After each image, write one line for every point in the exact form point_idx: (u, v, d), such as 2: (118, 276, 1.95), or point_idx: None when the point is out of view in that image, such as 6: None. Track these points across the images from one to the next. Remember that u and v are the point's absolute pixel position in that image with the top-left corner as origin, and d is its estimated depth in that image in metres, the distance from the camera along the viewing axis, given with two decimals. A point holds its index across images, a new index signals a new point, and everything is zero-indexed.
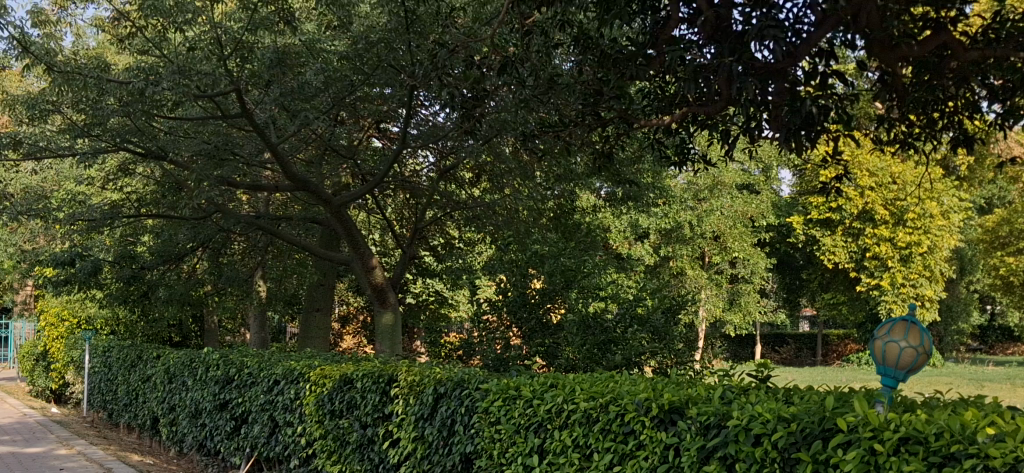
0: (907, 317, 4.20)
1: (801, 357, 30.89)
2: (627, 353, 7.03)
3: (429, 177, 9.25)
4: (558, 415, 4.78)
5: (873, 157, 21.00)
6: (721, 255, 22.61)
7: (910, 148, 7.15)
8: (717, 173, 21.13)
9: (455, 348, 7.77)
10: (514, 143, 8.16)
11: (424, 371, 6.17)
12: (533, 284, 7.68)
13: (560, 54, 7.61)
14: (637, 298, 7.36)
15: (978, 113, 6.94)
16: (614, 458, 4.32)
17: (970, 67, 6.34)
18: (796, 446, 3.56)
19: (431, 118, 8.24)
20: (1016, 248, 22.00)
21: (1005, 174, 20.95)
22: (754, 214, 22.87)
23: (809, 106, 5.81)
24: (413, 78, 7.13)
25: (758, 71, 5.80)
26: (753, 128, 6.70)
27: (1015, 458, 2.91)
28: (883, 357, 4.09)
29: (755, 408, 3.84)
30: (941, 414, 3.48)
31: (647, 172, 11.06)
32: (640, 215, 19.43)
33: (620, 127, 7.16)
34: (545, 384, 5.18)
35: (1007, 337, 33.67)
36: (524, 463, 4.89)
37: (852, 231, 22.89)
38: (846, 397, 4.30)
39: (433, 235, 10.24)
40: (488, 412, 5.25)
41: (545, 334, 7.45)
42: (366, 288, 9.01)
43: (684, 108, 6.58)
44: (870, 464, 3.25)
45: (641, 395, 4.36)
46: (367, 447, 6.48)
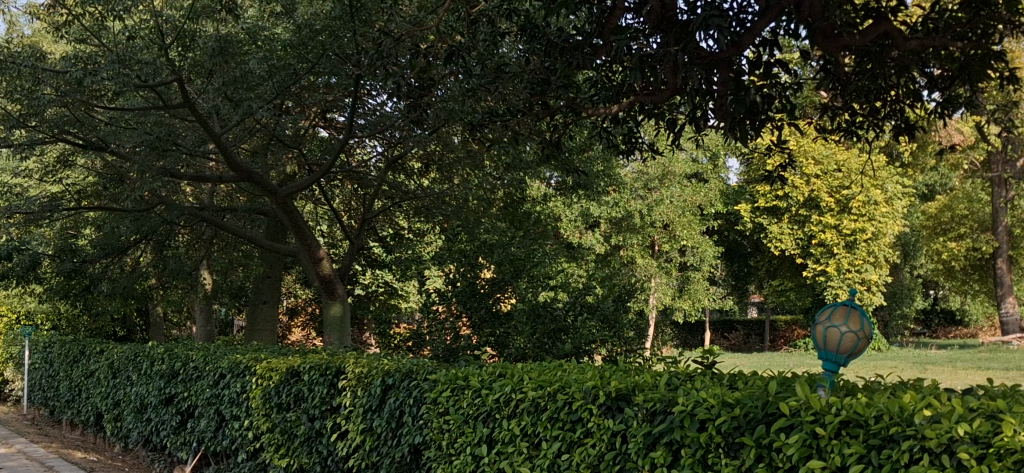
0: (847, 302, 4.26)
1: (749, 344, 31.31)
2: (577, 342, 7.03)
3: (377, 168, 9.18)
4: (505, 404, 4.78)
5: (818, 145, 21.61)
6: (670, 243, 22.79)
7: (854, 136, 7.26)
8: (666, 163, 21.31)
9: (404, 340, 7.70)
10: (463, 133, 8.12)
11: (372, 362, 6.14)
12: (482, 274, 7.66)
13: (508, 42, 7.59)
14: (586, 286, 7.39)
15: (920, 102, 7.03)
16: (563, 446, 4.34)
17: (910, 57, 6.43)
18: (740, 431, 3.60)
19: (379, 108, 8.15)
20: (956, 233, 22.66)
21: (947, 160, 21.36)
22: (702, 202, 23.09)
23: (753, 94, 5.86)
24: (359, 67, 7.06)
25: (703, 60, 5.85)
26: (699, 117, 6.76)
27: (949, 438, 2.97)
28: (825, 342, 4.15)
29: (700, 394, 3.88)
30: (881, 397, 3.54)
31: (596, 161, 11.08)
32: (590, 203, 19.48)
33: (568, 117, 7.16)
34: (494, 373, 5.18)
35: (949, 321, 34.35)
36: (473, 454, 4.88)
37: (798, 218, 23.22)
38: (789, 382, 4.36)
39: (382, 226, 10.16)
40: (437, 403, 5.25)
41: (494, 323, 7.45)
42: (314, 280, 8.92)
43: (631, 97, 6.60)
44: (812, 447, 3.31)
45: (589, 383, 4.38)
46: (316, 440, 6.44)
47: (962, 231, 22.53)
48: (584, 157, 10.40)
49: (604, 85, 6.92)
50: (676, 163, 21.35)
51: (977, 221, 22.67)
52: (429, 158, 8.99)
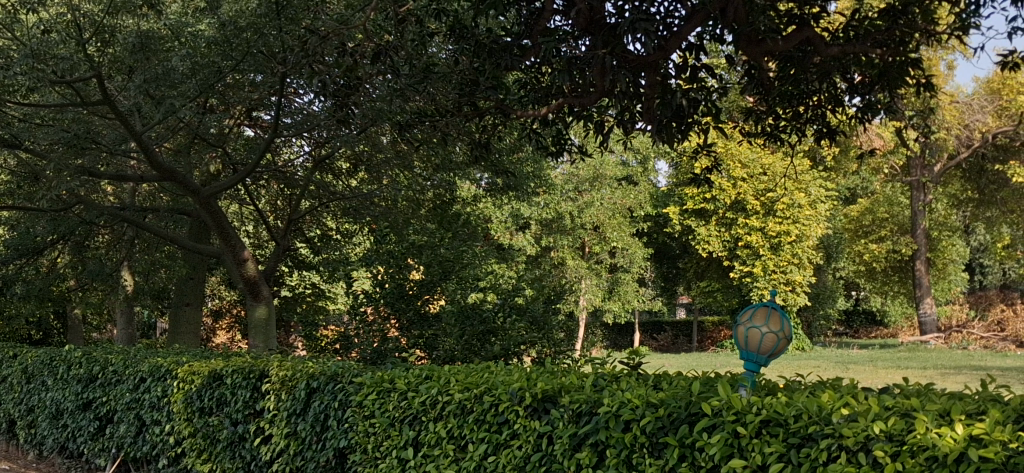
0: (768, 303, 4.33)
1: (678, 344, 31.73)
2: (506, 343, 7.03)
3: (304, 167, 9.05)
4: (432, 407, 4.75)
5: (745, 149, 22.22)
6: (601, 244, 22.93)
7: (777, 140, 7.40)
8: (596, 165, 21.47)
9: (332, 342, 7.61)
10: (391, 133, 8.06)
11: (297, 365, 6.05)
12: (411, 275, 7.61)
13: (438, 42, 7.55)
14: (516, 288, 7.40)
15: (841, 107, 7.16)
16: (489, 448, 4.32)
17: (832, 64, 6.56)
18: (664, 431, 3.63)
19: (306, 107, 8.03)
20: (877, 236, 23.70)
21: (867, 164, 21.96)
22: (631, 205, 23.33)
23: (679, 98, 5.92)
24: (285, 65, 6.96)
25: (631, 63, 5.88)
26: (627, 120, 6.79)
27: (866, 436, 3.03)
28: (746, 343, 4.20)
29: (625, 395, 3.89)
30: (800, 396, 3.60)
31: (525, 163, 11.10)
32: (521, 205, 19.47)
33: (497, 118, 7.15)
34: (420, 376, 5.14)
35: (870, 322, 35.30)
36: (399, 457, 4.84)
37: (725, 221, 23.59)
38: (711, 382, 4.41)
39: (310, 227, 10.03)
40: (362, 407, 5.20)
41: (423, 325, 7.40)
42: (238, 281, 8.76)
43: (559, 99, 6.61)
44: (734, 447, 3.35)
45: (515, 384, 4.37)
46: (239, 444, 6.35)
47: (883, 234, 23.57)
48: (514, 159, 10.40)
49: (533, 86, 6.92)
50: (606, 166, 21.53)
51: (897, 225, 23.67)
52: (358, 158, 8.90)
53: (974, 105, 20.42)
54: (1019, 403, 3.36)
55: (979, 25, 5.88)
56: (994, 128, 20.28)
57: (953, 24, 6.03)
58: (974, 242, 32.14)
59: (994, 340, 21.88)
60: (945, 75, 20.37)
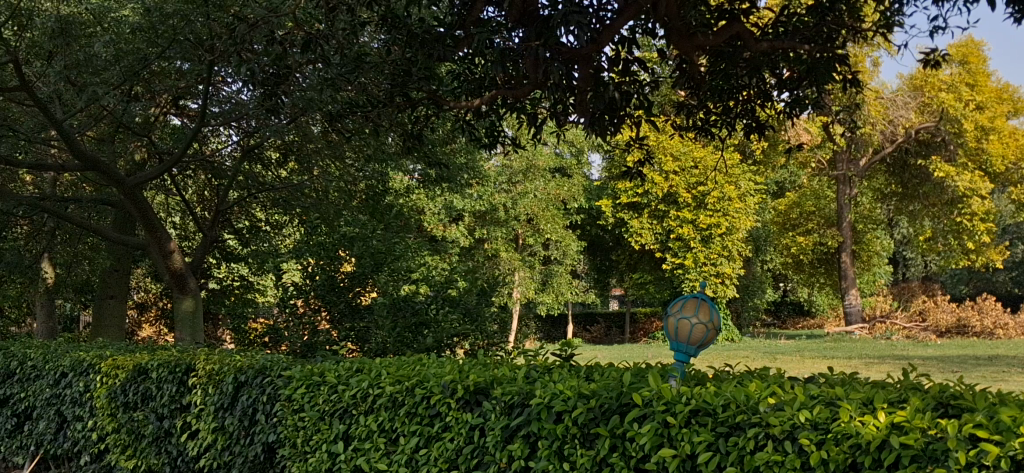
0: (697, 294, 4.38)
1: (610, 336, 31.99)
2: (438, 335, 6.97)
3: (233, 157, 8.88)
4: (362, 400, 4.70)
5: (676, 142, 22.47)
6: (534, 236, 22.97)
7: (708, 134, 7.48)
8: (530, 156, 21.51)
9: (261, 335, 7.49)
10: (322, 123, 7.94)
11: (224, 359, 5.94)
12: (341, 267, 7.53)
13: (369, 31, 7.46)
14: (448, 280, 7.38)
15: (771, 101, 7.26)
16: (421, 441, 4.29)
17: (761, 59, 6.65)
18: (595, 422, 3.64)
19: (234, 96, 7.88)
20: (805, 229, 24.00)
21: (795, 158, 22.40)
22: (565, 197, 23.44)
23: (611, 91, 5.94)
24: (213, 53, 6.81)
25: (564, 55, 5.88)
26: (560, 113, 6.80)
27: (792, 425, 3.08)
28: (676, 334, 4.23)
29: (557, 387, 3.89)
30: (729, 386, 3.64)
31: (459, 154, 11.05)
32: (454, 196, 19.36)
33: (430, 108, 7.09)
34: (351, 369, 5.09)
35: (797, 312, 36.06)
36: (329, 451, 4.78)
37: (658, 213, 23.81)
38: (642, 373, 4.43)
39: (238, 218, 9.83)
40: (291, 400, 5.12)
41: (354, 317, 7.32)
42: (164, 273, 8.57)
43: (493, 91, 6.58)
44: (664, 436, 3.37)
45: (447, 377, 4.35)
46: (165, 439, 6.24)
47: (810, 227, 23.90)
48: (447, 150, 10.35)
49: (466, 77, 6.87)
50: (539, 157, 21.58)
51: (824, 217, 24.03)
52: (288, 148, 8.77)
53: (897, 101, 20.45)
54: (940, 391, 3.45)
55: (902, 23, 6.01)
56: (917, 124, 21.02)
57: (879, 22, 6.15)
58: (898, 236, 33.01)
59: (915, 329, 22.47)
60: (870, 71, 20.83)
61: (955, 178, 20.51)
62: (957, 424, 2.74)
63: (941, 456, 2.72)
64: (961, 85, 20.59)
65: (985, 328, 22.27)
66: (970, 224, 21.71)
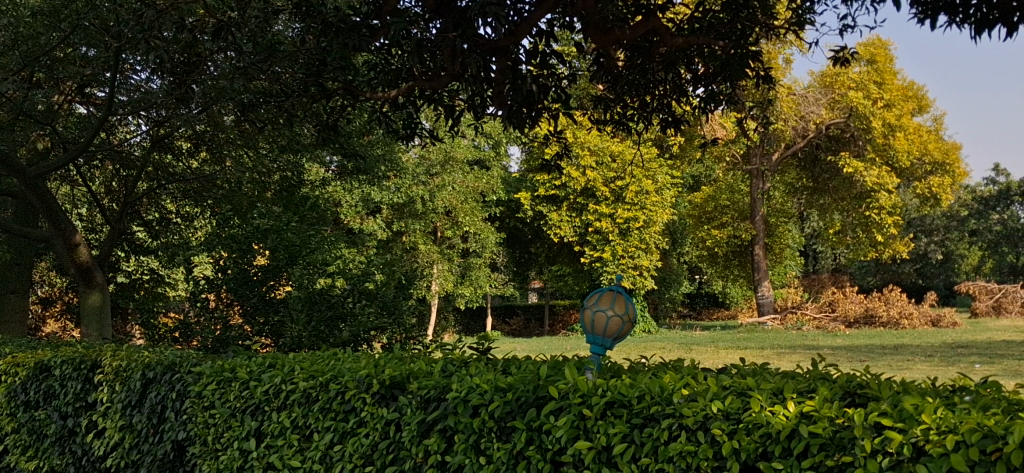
0: (613, 287, 4.40)
1: (529, 328, 32.08)
2: (355, 329, 6.87)
3: (142, 148, 8.63)
4: (275, 396, 4.60)
5: (594, 136, 22.64)
6: (452, 229, 22.91)
7: (625, 127, 7.52)
8: (447, 148, 21.38)
9: (171, 330, 7.29)
10: (236, 113, 7.76)
11: (132, 355, 5.77)
12: (255, 261, 7.39)
13: (283, 20, 7.32)
14: (365, 273, 7.29)
15: (687, 97, 7.33)
16: (335, 438, 4.21)
17: (677, 54, 6.73)
18: (511, 415, 3.62)
19: (143, 85, 7.66)
20: (719, 222, 24.42)
21: (710, 152, 22.77)
22: (483, 189, 23.39)
23: (529, 83, 5.92)
24: (120, 39, 6.58)
25: (482, 48, 5.84)
26: (478, 106, 6.76)
27: (704, 416, 3.12)
28: (592, 326, 4.25)
29: (473, 381, 3.87)
30: (644, 378, 3.66)
31: (376, 146, 10.92)
32: (371, 188, 19.12)
33: (346, 99, 6.98)
34: (263, 364, 4.99)
35: (712, 303, 36.77)
36: (240, 449, 4.67)
37: (576, 206, 23.93)
38: (559, 366, 4.44)
39: (147, 210, 9.56)
40: (201, 397, 5.00)
41: (267, 311, 7.19)
42: (69, 267, 8.25)
43: (409, 82, 6.51)
44: (580, 428, 3.36)
45: (363, 371, 4.28)
46: (69, 438, 6.03)
47: (725, 220, 24.30)
48: (364, 141, 10.24)
49: (382, 68, 6.78)
50: (457, 149, 21.48)
51: (738, 210, 24.50)
52: (199, 138, 8.54)
53: (808, 98, 21.15)
54: (846, 380, 3.55)
55: (812, 22, 6.14)
56: (828, 120, 21.58)
57: (790, 20, 6.28)
58: (809, 229, 33.82)
59: (825, 320, 23.00)
60: (783, 68, 21.30)
61: (863, 173, 21.17)
62: (862, 413, 2.80)
63: (848, 444, 2.78)
64: (870, 83, 21.18)
65: (891, 319, 22.30)
66: (879, 218, 22.06)
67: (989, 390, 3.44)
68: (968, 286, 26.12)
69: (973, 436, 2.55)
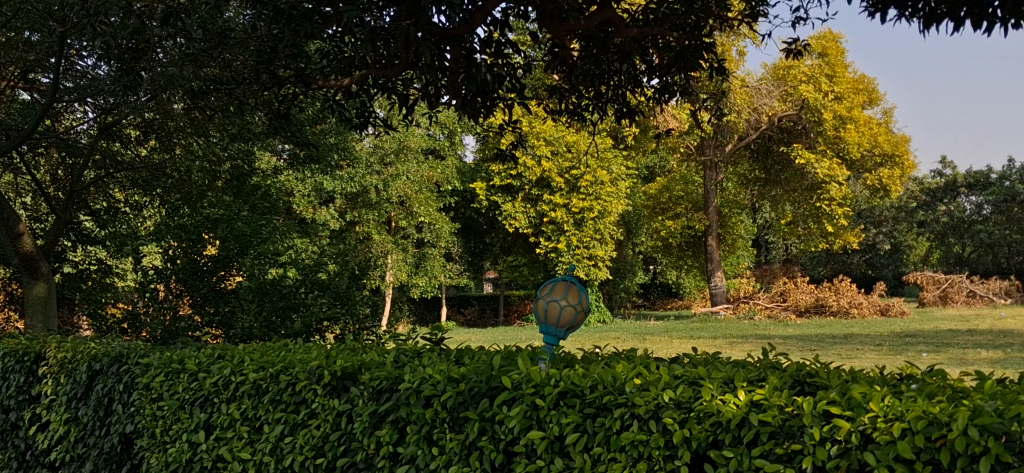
0: (566, 277, 4.39)
1: (484, 318, 32.07)
2: (307, 320, 6.79)
3: (89, 135, 8.46)
4: (224, 388, 4.53)
5: (550, 127, 22.63)
6: (407, 219, 22.79)
7: (580, 118, 7.53)
8: (401, 137, 21.25)
9: (118, 321, 7.16)
10: (185, 100, 7.61)
11: (77, 346, 5.67)
12: (205, 251, 7.30)
13: (234, 6, 7.20)
14: (317, 263, 7.21)
15: (641, 87, 7.35)
16: (286, 429, 4.16)
17: (631, 45, 6.73)
18: (464, 406, 3.60)
19: (90, 71, 7.50)
20: (673, 213, 24.58)
21: (664, 143, 22.90)
22: (438, 179, 23.29)
23: (483, 72, 5.90)
24: (65, 23, 6.42)
25: (436, 36, 5.79)
26: (432, 95, 6.71)
27: (656, 405, 3.12)
28: (545, 316, 4.25)
29: (426, 371, 3.84)
30: (597, 368, 3.66)
31: (328, 135, 10.80)
32: (324, 177, 18.93)
33: (298, 87, 6.89)
34: (212, 356, 4.91)
35: (666, 294, 37.04)
36: (190, 441, 4.60)
37: (531, 197, 23.91)
38: (512, 356, 4.43)
39: (95, 199, 9.36)
40: (149, 389, 4.90)
41: (218, 302, 7.11)
42: (13, 257, 8.06)
43: (362, 71, 6.44)
44: (532, 419, 3.35)
45: (314, 362, 4.23)
46: (12, 432, 5.93)
47: (679, 211, 24.48)
48: (316, 130, 10.12)
49: (335, 55, 6.70)
50: (411, 138, 21.36)
51: (691, 201, 24.69)
52: (147, 126, 8.41)
53: (761, 90, 21.40)
54: (796, 369, 3.59)
55: (765, 14, 6.19)
56: (780, 112, 21.86)
57: (743, 11, 6.32)
58: (761, 220, 34.18)
59: (776, 309, 23.27)
60: (736, 61, 21.47)
61: (814, 164, 21.45)
62: (811, 401, 2.82)
63: (797, 432, 2.81)
64: (822, 76, 21.45)
65: (841, 308, 22.67)
66: (829, 209, 22.30)
67: (934, 377, 3.49)
68: (916, 276, 26.65)
69: (918, 423, 2.58)
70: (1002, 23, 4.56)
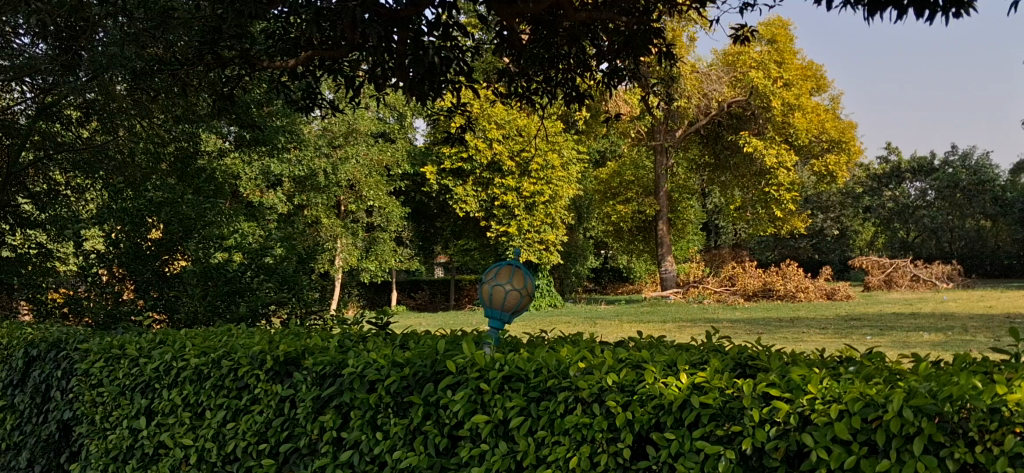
0: (511, 261, 4.38)
1: (435, 302, 32.05)
2: (253, 304, 6.74)
3: (28, 116, 8.27)
4: (165, 373, 4.47)
5: (501, 110, 22.59)
6: (357, 203, 22.65)
7: (529, 101, 7.53)
8: (351, 120, 21.11)
9: (58, 305, 7.00)
10: (128, 81, 7.46)
11: (14, 331, 5.71)
12: (149, 234, 7.13)
13: None
14: (263, 247, 7.15)
15: (591, 72, 7.36)
16: (228, 415, 4.12)
17: (581, 29, 6.72)
18: (408, 390, 3.58)
19: (28, 50, 7.33)
20: (624, 198, 24.72)
21: (615, 128, 22.97)
22: (388, 163, 23.17)
23: (431, 55, 5.85)
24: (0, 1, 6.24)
25: (383, 18, 5.72)
26: (380, 78, 6.64)
27: (599, 388, 3.14)
28: (490, 300, 4.24)
29: (370, 356, 3.82)
30: (542, 352, 3.67)
31: (276, 117, 10.70)
32: (272, 160, 18.70)
33: (243, 68, 6.79)
34: (153, 341, 4.84)
35: (617, 278, 37.29)
36: (130, 427, 4.52)
37: (482, 181, 23.86)
38: (457, 340, 4.42)
39: (34, 181, 9.16)
40: (88, 375, 4.82)
41: (162, 286, 7.00)
42: None
43: (309, 52, 6.35)
44: (477, 403, 3.35)
45: (256, 348, 4.17)
46: None
47: (630, 196, 24.61)
48: (263, 112, 10.02)
49: (280, 37, 6.61)
50: (360, 121, 21.24)
51: (642, 186, 24.85)
52: (89, 107, 8.13)
53: (712, 76, 21.54)
54: (738, 352, 3.63)
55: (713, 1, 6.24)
56: (730, 98, 22.06)
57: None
58: (710, 205, 34.55)
59: (725, 293, 23.56)
60: (686, 46, 21.61)
61: (762, 151, 21.69)
62: (751, 384, 2.86)
63: (737, 414, 2.84)
64: (771, 63, 21.68)
65: (788, 292, 23.06)
66: (777, 194, 22.56)
67: (872, 360, 3.55)
68: (861, 261, 27.09)
69: (855, 405, 2.62)
70: (944, 12, 4.62)
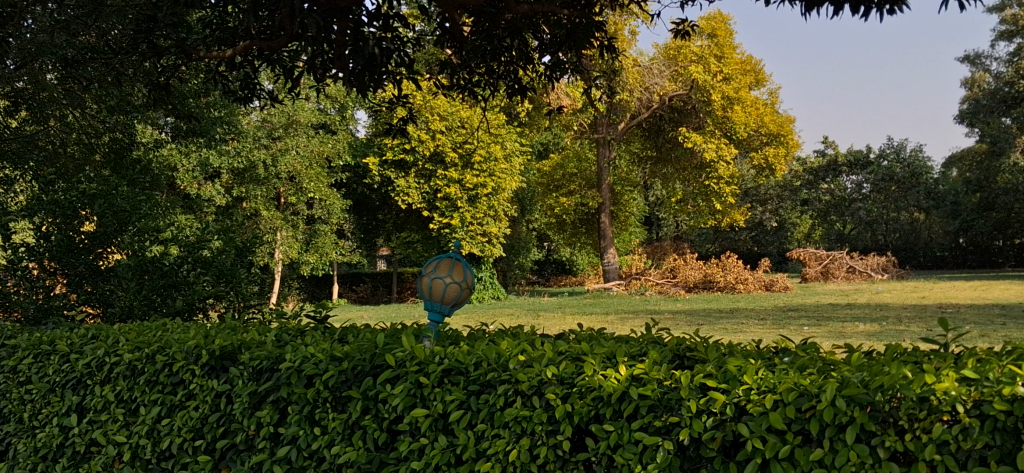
0: (451, 254, 4.36)
1: (377, 295, 31.85)
2: (189, 298, 6.68)
3: None
4: (98, 369, 4.36)
5: (443, 102, 22.49)
6: (297, 196, 22.39)
7: (471, 93, 7.51)
8: (291, 111, 20.85)
9: None
10: (59, 69, 7.25)
11: None
12: (81, 227, 6.94)
13: None
14: (199, 240, 7.04)
15: (532, 64, 7.36)
16: (162, 411, 4.04)
17: (522, 22, 6.70)
18: (347, 385, 3.54)
19: None
20: (567, 190, 24.81)
21: (557, 120, 23.02)
22: (328, 154, 22.94)
23: (372, 45, 5.78)
24: None
25: (323, 7, 5.63)
26: (319, 68, 6.54)
27: (539, 381, 3.14)
28: (430, 293, 4.21)
29: (308, 350, 3.76)
30: (481, 344, 3.65)
31: (213, 108, 10.51)
32: (210, 152, 18.36)
33: (178, 57, 6.64)
34: (85, 336, 4.73)
35: (559, 270, 37.45)
36: (60, 425, 4.41)
37: (425, 173, 23.74)
38: (397, 334, 4.39)
39: None
40: (17, 371, 4.69)
41: (95, 280, 6.83)
42: None
43: (246, 42, 6.23)
44: (416, 397, 3.33)
45: (191, 342, 4.09)
46: None
47: (572, 188, 24.71)
48: (200, 103, 9.85)
49: (217, 26, 6.48)
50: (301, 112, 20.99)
51: (584, 179, 24.96)
52: (17, 96, 7.87)
53: (653, 70, 21.70)
54: (676, 344, 3.66)
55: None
56: (671, 92, 22.25)
57: None
58: (652, 197, 34.86)
59: (666, 285, 23.77)
60: (628, 40, 21.74)
61: (703, 145, 21.93)
62: (689, 375, 2.88)
63: (675, 404, 2.86)
64: (710, 58, 21.92)
65: (728, 283, 23.20)
66: (717, 187, 22.84)
67: (807, 350, 3.60)
68: (799, 253, 27.57)
69: (789, 395, 2.65)
70: (878, 8, 4.71)
